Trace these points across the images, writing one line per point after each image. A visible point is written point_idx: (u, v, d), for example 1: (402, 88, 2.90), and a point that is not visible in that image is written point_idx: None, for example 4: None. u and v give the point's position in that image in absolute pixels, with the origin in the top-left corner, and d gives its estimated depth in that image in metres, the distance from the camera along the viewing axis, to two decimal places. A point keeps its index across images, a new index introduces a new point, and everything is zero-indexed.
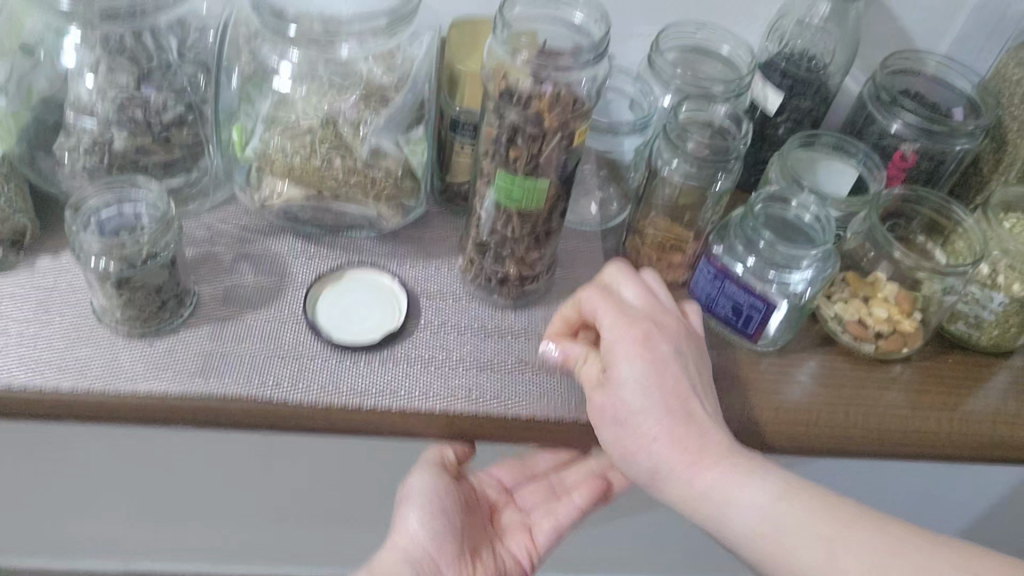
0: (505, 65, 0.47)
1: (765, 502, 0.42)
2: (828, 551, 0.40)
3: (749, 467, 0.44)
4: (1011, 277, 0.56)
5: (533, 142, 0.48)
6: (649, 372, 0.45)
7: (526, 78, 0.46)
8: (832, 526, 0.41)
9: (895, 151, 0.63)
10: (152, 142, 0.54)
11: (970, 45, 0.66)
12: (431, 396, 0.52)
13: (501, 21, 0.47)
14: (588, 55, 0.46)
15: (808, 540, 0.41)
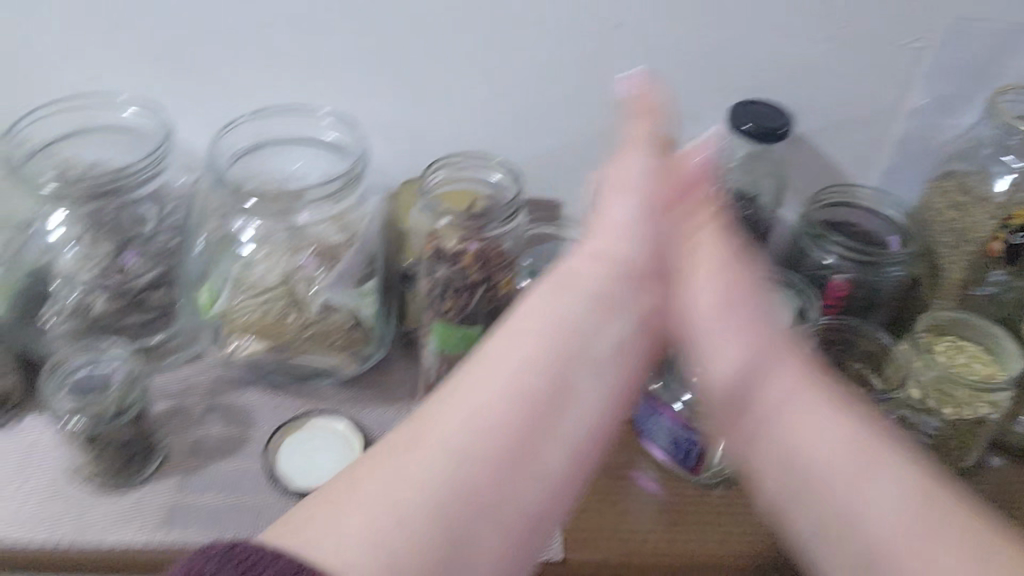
0: (433, 228, 0.53)
1: (830, 426, 0.45)
2: (864, 482, 0.42)
3: (822, 394, 0.47)
4: (940, 401, 0.58)
5: (462, 295, 0.52)
6: (727, 298, 0.56)
7: (453, 238, 0.52)
8: (871, 458, 0.43)
9: (827, 281, 0.66)
10: (129, 305, 0.60)
11: (897, 177, 0.71)
12: None
13: (424, 191, 0.54)
14: (503, 213, 0.53)
15: (856, 468, 0.42)
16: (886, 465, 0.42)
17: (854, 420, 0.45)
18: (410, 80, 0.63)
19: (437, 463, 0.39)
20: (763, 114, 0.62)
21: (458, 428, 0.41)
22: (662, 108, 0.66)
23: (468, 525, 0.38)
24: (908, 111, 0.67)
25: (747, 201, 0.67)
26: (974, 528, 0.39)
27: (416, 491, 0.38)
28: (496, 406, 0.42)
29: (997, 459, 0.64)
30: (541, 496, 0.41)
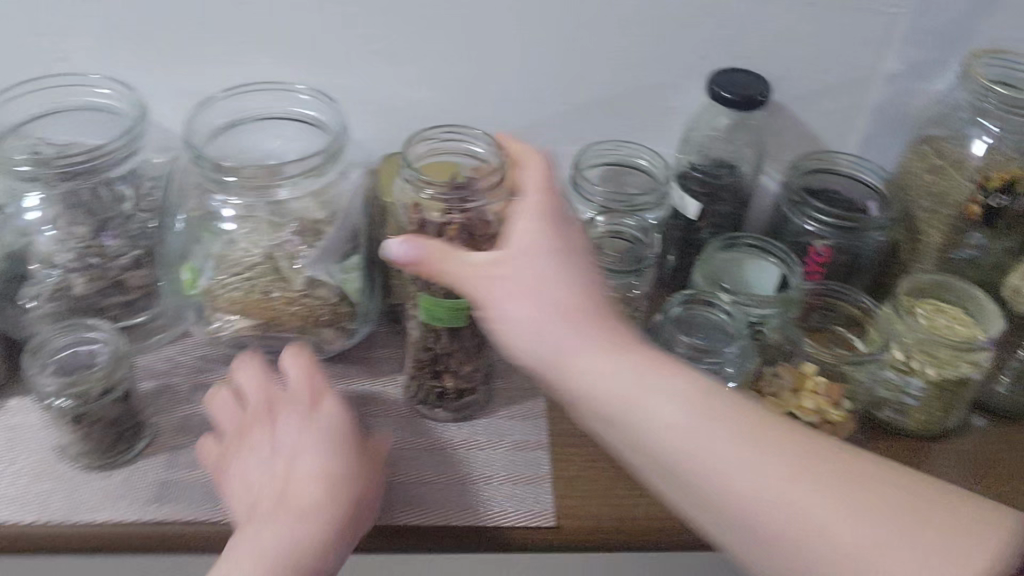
0: (416, 200, 0.52)
1: (773, 474, 0.39)
2: (834, 517, 0.37)
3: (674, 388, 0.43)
4: (923, 363, 0.58)
5: None
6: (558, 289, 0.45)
7: (436, 210, 0.52)
8: (828, 504, 0.37)
9: (810, 247, 0.67)
10: (111, 285, 0.59)
11: (875, 143, 0.71)
12: (371, 511, 0.53)
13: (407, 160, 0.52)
14: (488, 183, 0.51)
15: (834, 510, 0.37)
16: (840, 498, 0.37)
17: (787, 450, 0.39)
18: (389, 54, 0.62)
19: (289, 518, 0.47)
20: (741, 83, 0.63)
21: (350, 473, 0.50)
22: (641, 78, 0.66)
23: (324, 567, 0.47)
24: (885, 76, 0.67)
25: (728, 171, 0.67)
26: (883, 507, 0.37)
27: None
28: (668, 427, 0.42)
29: (979, 421, 0.65)
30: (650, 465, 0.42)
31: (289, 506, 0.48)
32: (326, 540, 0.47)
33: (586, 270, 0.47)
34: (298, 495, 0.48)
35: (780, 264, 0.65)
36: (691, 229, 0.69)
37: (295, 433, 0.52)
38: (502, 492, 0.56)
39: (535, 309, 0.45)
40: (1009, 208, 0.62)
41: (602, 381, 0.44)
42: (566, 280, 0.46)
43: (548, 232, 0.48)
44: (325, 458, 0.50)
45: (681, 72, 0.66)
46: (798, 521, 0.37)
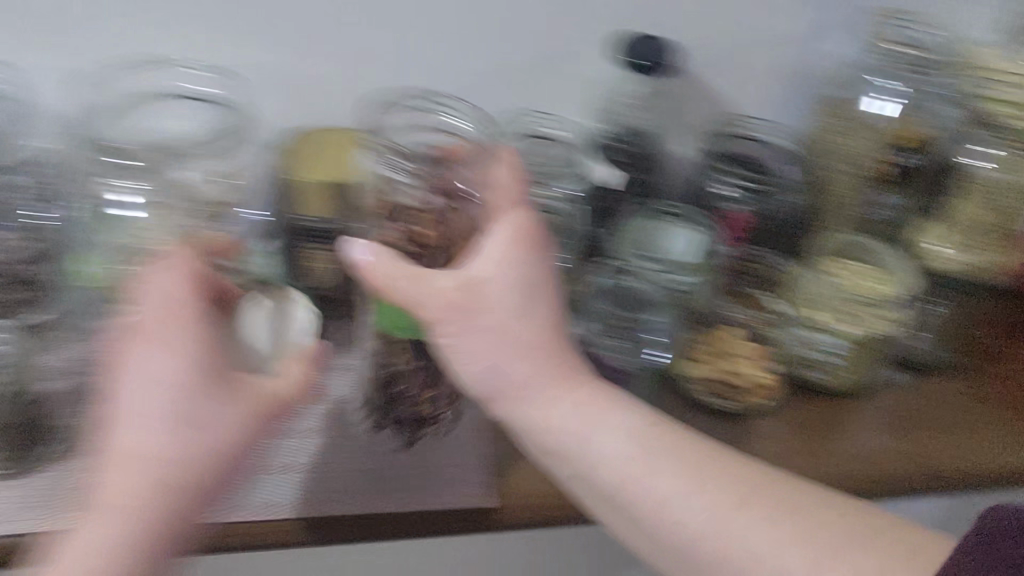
0: (382, 186, 0.47)
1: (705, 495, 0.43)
2: (764, 533, 0.42)
3: (607, 411, 0.45)
4: (838, 318, 0.61)
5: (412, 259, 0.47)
6: (513, 338, 0.44)
7: (408, 192, 0.47)
8: (757, 517, 0.42)
9: (732, 215, 0.66)
10: (9, 281, 0.55)
11: (782, 108, 0.73)
12: (304, 500, 0.50)
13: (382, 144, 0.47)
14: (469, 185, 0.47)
15: (755, 524, 0.42)
16: (763, 511, 0.42)
17: (710, 472, 0.44)
18: None
19: (130, 499, 0.38)
20: (653, 48, 0.63)
21: (215, 437, 0.41)
22: (557, 46, 0.65)
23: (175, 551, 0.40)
24: (790, 40, 0.68)
25: (638, 138, 0.68)
26: (807, 516, 0.42)
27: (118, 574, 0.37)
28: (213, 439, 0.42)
29: (905, 376, 0.66)
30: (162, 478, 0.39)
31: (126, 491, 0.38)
32: (165, 529, 0.39)
33: (550, 321, 0.45)
34: (135, 488, 0.39)
35: (704, 230, 0.66)
36: (615, 199, 0.68)
37: (165, 276, 0.45)
38: (438, 474, 0.54)
39: (507, 358, 0.44)
40: (915, 167, 0.66)
41: (587, 442, 0.45)
42: (495, 299, 0.43)
43: (528, 288, 0.44)
44: (193, 429, 0.41)
45: (598, 40, 0.65)
46: (744, 539, 0.42)
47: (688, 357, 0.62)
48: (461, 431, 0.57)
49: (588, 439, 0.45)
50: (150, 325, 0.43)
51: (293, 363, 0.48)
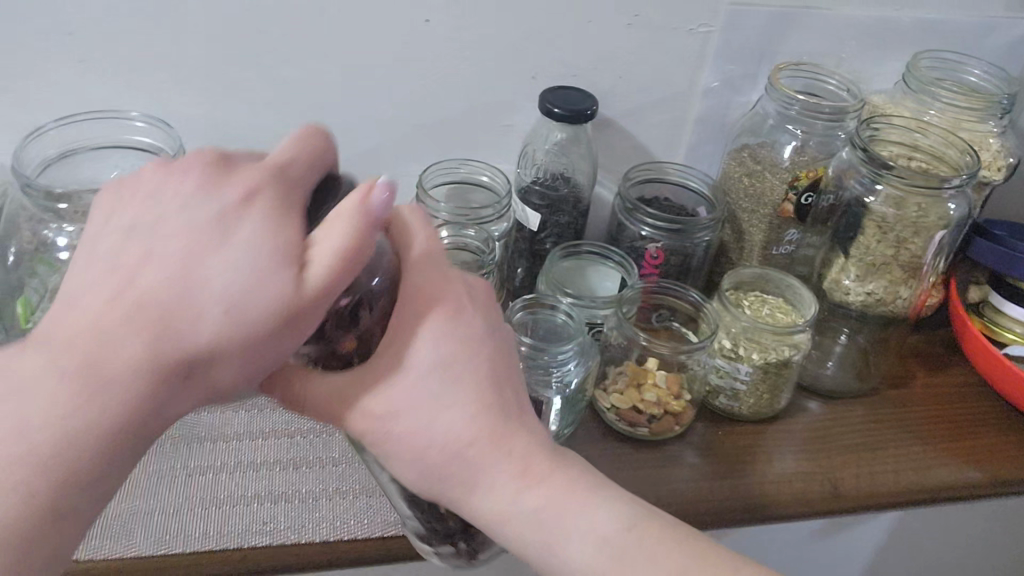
0: None
1: None
2: None
3: (561, 502, 0.40)
4: (749, 348, 0.63)
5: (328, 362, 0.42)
6: (443, 429, 0.39)
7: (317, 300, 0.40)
8: None
9: (645, 251, 0.71)
10: None
11: (698, 154, 0.77)
12: (230, 533, 0.53)
13: None
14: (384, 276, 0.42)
15: None
16: None
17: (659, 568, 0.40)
18: (229, 78, 0.63)
19: (71, 359, 0.35)
20: (570, 99, 0.66)
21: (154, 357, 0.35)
22: (480, 96, 0.69)
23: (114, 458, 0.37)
24: (704, 90, 0.72)
25: (565, 182, 0.71)
26: None
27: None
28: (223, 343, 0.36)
29: (810, 403, 0.69)
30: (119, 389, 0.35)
31: (93, 358, 0.35)
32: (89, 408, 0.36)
33: (487, 399, 0.40)
34: (109, 339, 0.35)
35: (618, 269, 0.69)
36: (535, 240, 0.72)
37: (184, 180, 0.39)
38: (357, 504, 0.57)
39: (433, 460, 0.40)
40: (817, 205, 0.71)
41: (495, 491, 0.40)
42: (415, 391, 0.39)
43: (451, 365, 0.40)
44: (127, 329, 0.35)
45: (515, 92, 0.69)
46: None
47: (602, 388, 0.65)
48: None
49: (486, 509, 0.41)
50: (216, 164, 0.40)
51: (337, 220, 0.37)
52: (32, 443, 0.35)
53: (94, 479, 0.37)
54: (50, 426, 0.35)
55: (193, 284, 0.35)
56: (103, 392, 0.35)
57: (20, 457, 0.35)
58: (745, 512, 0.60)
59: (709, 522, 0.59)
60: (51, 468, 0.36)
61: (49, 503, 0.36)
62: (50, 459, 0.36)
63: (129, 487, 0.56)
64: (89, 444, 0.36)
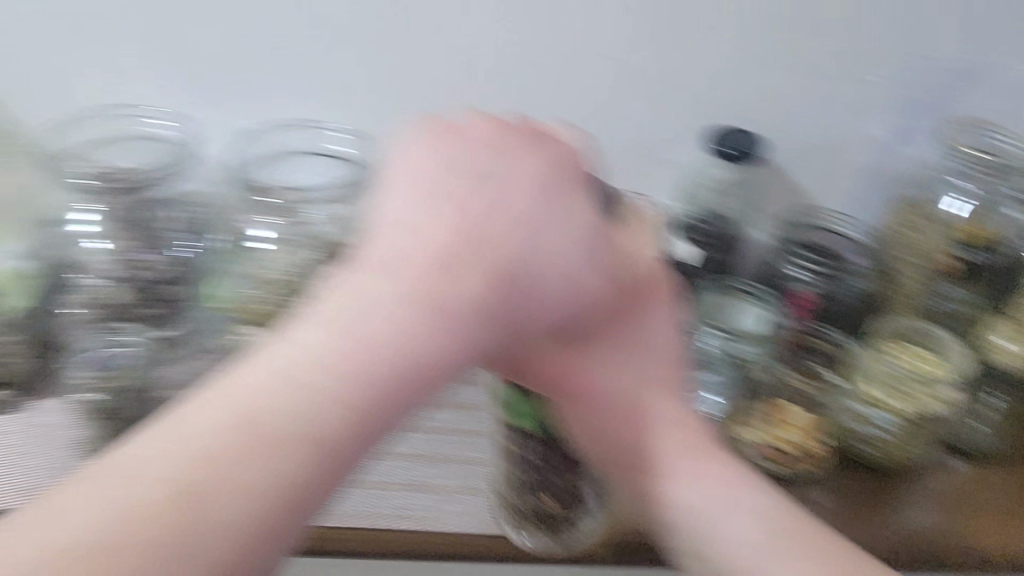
0: None
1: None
2: None
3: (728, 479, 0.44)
4: (893, 396, 0.63)
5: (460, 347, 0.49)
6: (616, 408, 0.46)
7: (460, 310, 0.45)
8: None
9: (793, 293, 0.71)
10: (143, 295, 0.62)
11: (856, 202, 0.78)
12: (377, 516, 0.56)
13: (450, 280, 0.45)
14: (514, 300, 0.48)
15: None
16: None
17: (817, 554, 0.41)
18: (415, 99, 0.69)
19: (353, 317, 0.34)
20: (736, 137, 0.69)
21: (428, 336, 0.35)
22: (644, 131, 0.72)
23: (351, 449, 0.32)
24: (866, 141, 0.74)
25: (721, 220, 0.73)
26: None
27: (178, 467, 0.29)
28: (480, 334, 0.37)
29: (958, 463, 0.67)
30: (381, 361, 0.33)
31: (362, 328, 0.34)
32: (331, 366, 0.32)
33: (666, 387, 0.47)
34: (421, 300, 0.35)
35: (766, 307, 0.70)
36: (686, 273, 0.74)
37: (424, 164, 0.39)
38: (495, 505, 0.59)
39: (604, 423, 0.46)
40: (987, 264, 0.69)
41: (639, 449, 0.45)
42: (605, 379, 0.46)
43: (637, 367, 0.46)
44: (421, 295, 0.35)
45: (679, 128, 0.72)
46: None
47: (736, 421, 0.66)
48: (520, 463, 0.63)
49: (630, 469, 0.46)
50: (460, 161, 0.39)
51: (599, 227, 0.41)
52: (269, 406, 0.31)
53: (334, 464, 0.31)
54: (304, 391, 0.32)
55: (513, 259, 0.38)
56: (354, 363, 0.33)
57: (251, 445, 0.30)
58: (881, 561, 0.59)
59: None
60: (293, 446, 0.30)
61: (282, 492, 0.30)
62: (290, 432, 0.31)
63: None
64: (338, 424, 0.32)
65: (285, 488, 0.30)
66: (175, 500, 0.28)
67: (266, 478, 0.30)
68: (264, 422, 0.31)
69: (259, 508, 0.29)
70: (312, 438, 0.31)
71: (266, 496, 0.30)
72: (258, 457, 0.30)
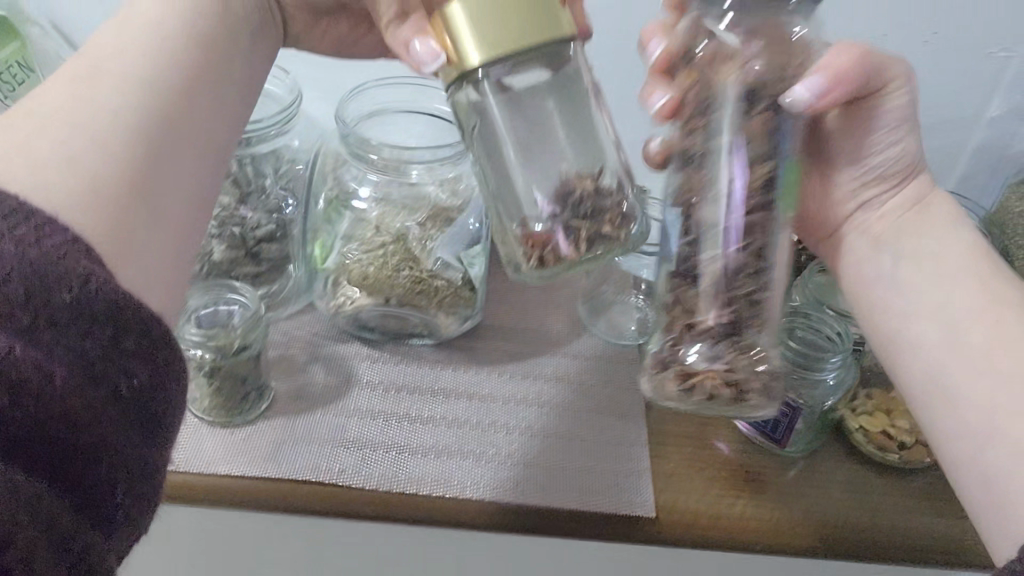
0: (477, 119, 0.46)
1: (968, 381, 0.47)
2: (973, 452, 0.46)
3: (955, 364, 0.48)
4: None
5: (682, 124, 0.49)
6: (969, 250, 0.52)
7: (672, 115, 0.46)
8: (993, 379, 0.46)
9: None
10: (245, 255, 0.63)
11: (972, 183, 0.75)
12: (482, 488, 0.57)
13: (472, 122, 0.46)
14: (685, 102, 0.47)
15: (988, 441, 0.45)
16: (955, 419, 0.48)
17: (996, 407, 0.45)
18: None
19: (160, 56, 0.42)
20: None
21: (170, 78, 0.42)
22: None
23: (177, 112, 0.41)
24: (988, 121, 0.71)
25: None
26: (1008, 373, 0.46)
27: (99, 129, 0.38)
28: (174, 53, 0.43)
29: None
30: (129, 99, 0.39)
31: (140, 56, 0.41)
32: (142, 127, 0.39)
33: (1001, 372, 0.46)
34: (137, 66, 0.41)
35: None
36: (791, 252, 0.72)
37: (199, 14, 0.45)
38: (605, 480, 0.58)
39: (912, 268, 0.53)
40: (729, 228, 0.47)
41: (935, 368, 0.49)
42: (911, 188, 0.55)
43: (985, 310, 0.48)
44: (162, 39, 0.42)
45: None
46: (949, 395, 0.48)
47: (851, 408, 0.64)
48: (624, 439, 0.61)
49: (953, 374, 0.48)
50: None
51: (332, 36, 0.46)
52: (111, 116, 0.38)
53: (113, 213, 0.37)
54: (180, 75, 0.42)
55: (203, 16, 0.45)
56: (127, 78, 0.40)
57: (85, 146, 0.37)
58: (943, 554, 0.58)
59: (947, 565, 0.59)
60: (105, 122, 0.38)
61: (121, 194, 0.37)
62: (82, 156, 0.37)
63: (394, 426, 0.60)
64: (114, 168, 0.37)
65: (124, 191, 0.37)
66: (120, 173, 0.38)
67: (166, 172, 0.40)
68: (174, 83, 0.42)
69: (168, 205, 0.40)
70: (200, 150, 0.43)
71: (98, 198, 0.36)
72: (80, 171, 0.36)
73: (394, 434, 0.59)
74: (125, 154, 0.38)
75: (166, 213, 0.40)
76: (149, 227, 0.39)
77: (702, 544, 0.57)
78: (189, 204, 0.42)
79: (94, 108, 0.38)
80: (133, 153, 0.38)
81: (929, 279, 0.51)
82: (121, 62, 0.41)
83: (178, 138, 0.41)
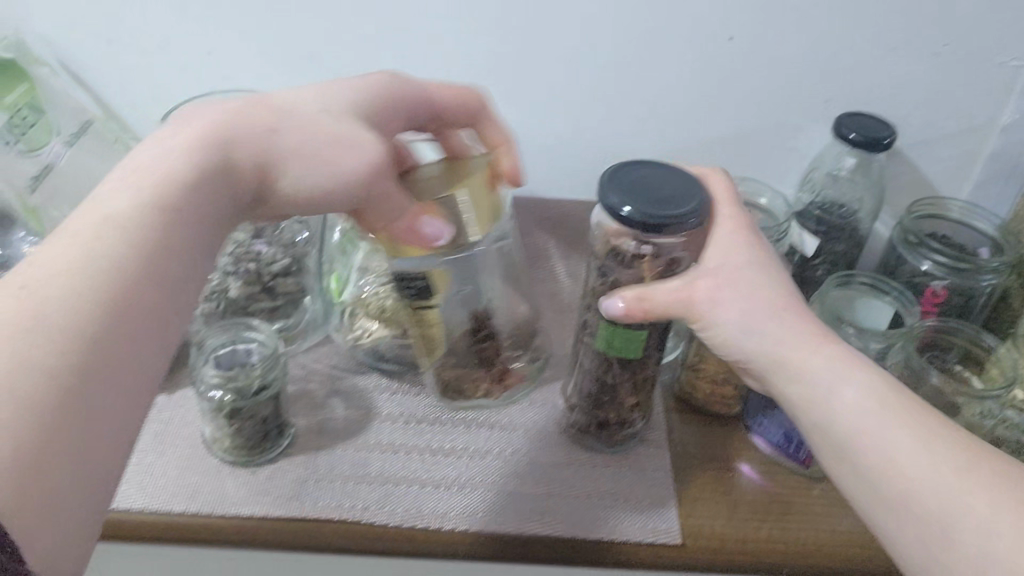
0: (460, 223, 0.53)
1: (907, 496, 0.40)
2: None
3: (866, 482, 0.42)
4: None
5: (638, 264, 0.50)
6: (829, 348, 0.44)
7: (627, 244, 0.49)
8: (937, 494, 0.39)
9: (926, 288, 0.69)
10: (260, 290, 0.63)
11: (987, 190, 0.74)
12: (508, 520, 0.56)
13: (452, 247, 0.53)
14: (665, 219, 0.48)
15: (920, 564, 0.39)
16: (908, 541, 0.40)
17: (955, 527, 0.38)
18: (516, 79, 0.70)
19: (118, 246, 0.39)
20: (868, 127, 0.66)
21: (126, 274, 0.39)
22: (752, 120, 0.72)
23: (143, 323, 0.39)
24: (1002, 127, 0.70)
25: (842, 212, 0.71)
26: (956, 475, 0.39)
27: (41, 342, 0.35)
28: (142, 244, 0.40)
29: None
30: (69, 309, 0.36)
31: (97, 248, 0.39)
32: (85, 337, 0.36)
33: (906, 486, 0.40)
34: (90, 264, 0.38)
35: (895, 302, 0.66)
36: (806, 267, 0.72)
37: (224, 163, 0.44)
38: (630, 508, 0.58)
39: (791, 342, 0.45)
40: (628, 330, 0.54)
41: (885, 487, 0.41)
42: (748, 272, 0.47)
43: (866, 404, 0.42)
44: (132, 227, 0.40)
45: (800, 113, 0.71)
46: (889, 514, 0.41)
47: None
48: (649, 466, 0.61)
49: (899, 469, 0.40)
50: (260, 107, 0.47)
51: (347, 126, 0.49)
52: (52, 327, 0.36)
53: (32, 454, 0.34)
54: (140, 275, 0.39)
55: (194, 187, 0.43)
56: (79, 276, 0.38)
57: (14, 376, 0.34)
58: None
59: None
60: (54, 336, 0.36)
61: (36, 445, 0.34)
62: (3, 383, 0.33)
63: (417, 460, 0.60)
64: (37, 393, 0.34)
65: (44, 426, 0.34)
66: (54, 396, 0.35)
67: (103, 422, 0.37)
68: (142, 296, 0.39)
69: (109, 426, 0.37)
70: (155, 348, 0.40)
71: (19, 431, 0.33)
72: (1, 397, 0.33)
73: (416, 469, 0.59)
74: (53, 382, 0.35)
75: (103, 432, 0.37)
76: (87, 463, 0.36)
77: (730, 569, 0.57)
78: (127, 437, 0.39)
79: (46, 319, 0.36)
80: (67, 392, 0.35)
81: (819, 375, 0.43)
82: (76, 260, 0.38)
83: (135, 360, 0.38)
